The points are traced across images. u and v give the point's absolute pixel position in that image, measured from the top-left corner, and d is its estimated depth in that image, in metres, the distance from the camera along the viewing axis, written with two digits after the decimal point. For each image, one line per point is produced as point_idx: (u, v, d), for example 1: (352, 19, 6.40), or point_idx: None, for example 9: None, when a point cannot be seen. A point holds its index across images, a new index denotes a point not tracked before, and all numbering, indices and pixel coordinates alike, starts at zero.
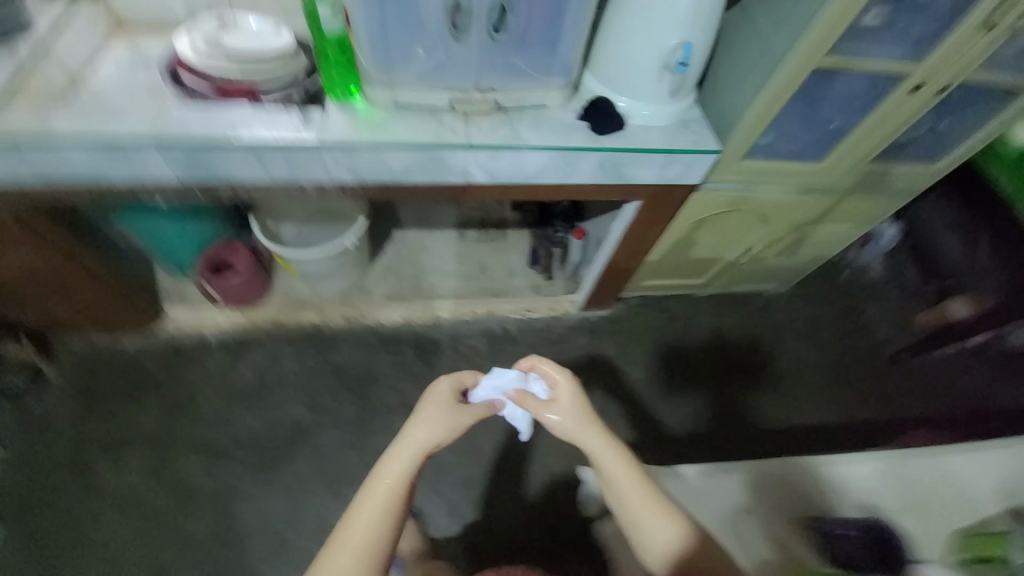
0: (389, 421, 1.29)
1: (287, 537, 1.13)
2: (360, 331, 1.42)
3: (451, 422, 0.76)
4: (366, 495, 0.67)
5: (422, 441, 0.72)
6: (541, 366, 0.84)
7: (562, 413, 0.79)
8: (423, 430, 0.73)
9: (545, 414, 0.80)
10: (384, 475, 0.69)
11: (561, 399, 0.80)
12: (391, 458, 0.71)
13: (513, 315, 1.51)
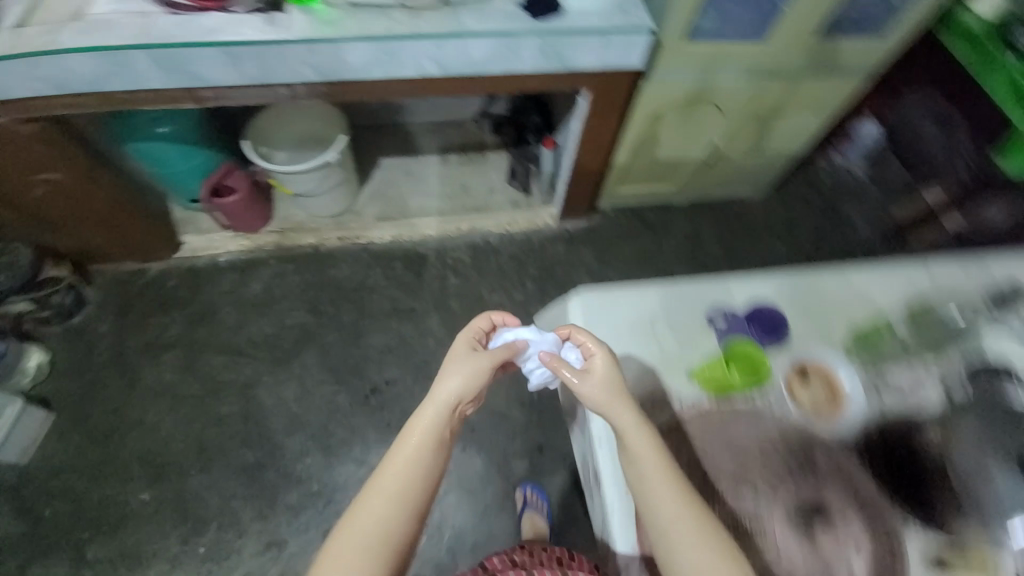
0: (383, 323, 1.44)
1: (300, 416, 1.29)
2: (354, 249, 1.55)
3: (477, 383, 0.71)
4: (391, 458, 0.67)
5: (448, 400, 0.70)
6: (579, 336, 0.71)
7: (595, 403, 0.66)
8: (446, 389, 0.70)
9: (578, 394, 0.68)
10: (410, 440, 0.67)
11: (602, 385, 0.67)
12: (419, 416, 0.69)
13: (495, 228, 1.61)
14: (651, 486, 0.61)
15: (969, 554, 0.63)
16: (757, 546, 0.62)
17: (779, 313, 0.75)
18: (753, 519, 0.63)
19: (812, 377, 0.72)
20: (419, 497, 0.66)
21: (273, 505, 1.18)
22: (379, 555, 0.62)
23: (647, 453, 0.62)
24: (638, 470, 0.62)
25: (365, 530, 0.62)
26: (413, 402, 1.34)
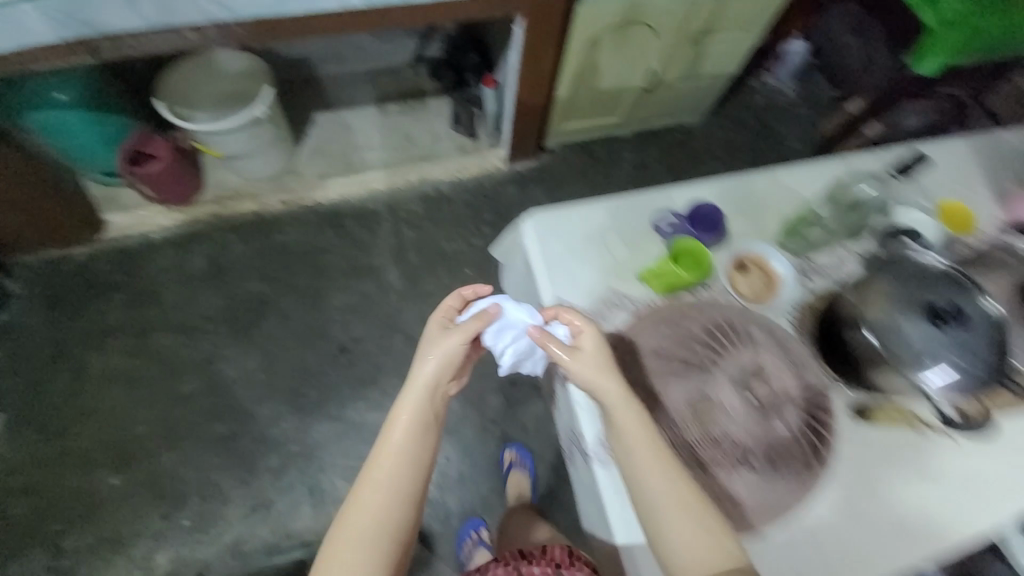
0: (341, 282, 1.41)
1: (268, 384, 1.27)
2: (300, 211, 1.49)
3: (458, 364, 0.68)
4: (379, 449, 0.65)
5: (428, 383, 0.67)
6: (566, 314, 0.68)
7: (584, 380, 0.65)
8: (426, 372, 0.67)
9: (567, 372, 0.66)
10: (397, 429, 0.65)
11: (591, 363, 0.65)
12: (402, 403, 0.66)
13: (445, 177, 1.58)
14: (640, 464, 0.61)
15: (891, 405, 0.71)
16: (713, 420, 0.67)
17: (719, 212, 0.78)
18: (709, 399, 0.68)
19: (750, 270, 0.78)
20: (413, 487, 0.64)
21: (253, 471, 1.19)
22: (378, 550, 0.61)
23: (637, 431, 0.62)
24: (629, 449, 0.61)
25: (362, 526, 0.61)
26: (383, 356, 1.34)
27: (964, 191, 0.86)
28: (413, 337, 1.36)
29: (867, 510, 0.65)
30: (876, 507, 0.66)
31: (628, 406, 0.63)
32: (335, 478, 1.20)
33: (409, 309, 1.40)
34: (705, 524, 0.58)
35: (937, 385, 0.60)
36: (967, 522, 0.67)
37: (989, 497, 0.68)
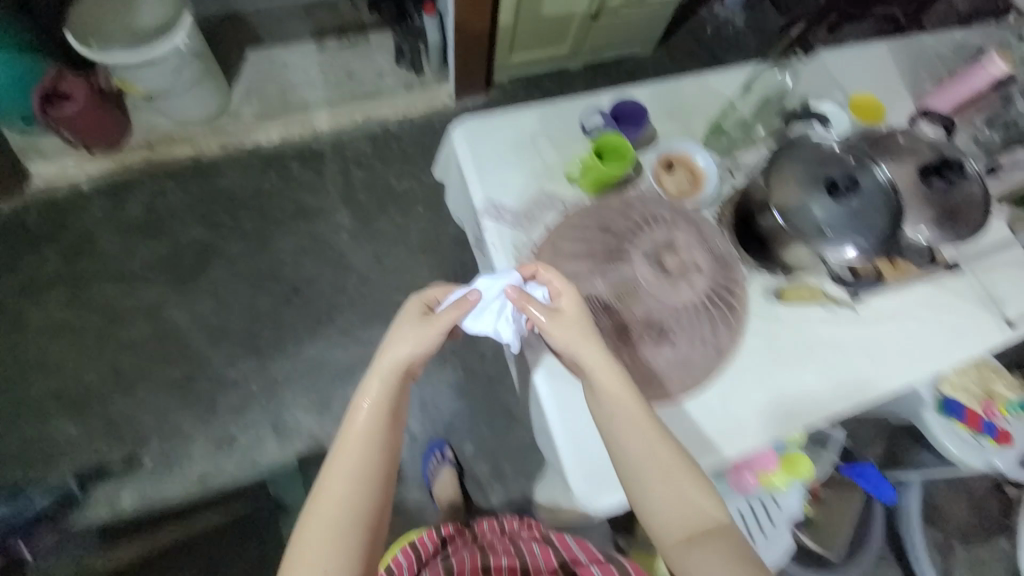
0: (289, 225, 1.39)
1: (222, 326, 1.27)
2: (239, 154, 1.43)
3: (428, 346, 0.66)
4: (347, 437, 0.62)
5: (395, 365, 0.65)
6: (545, 274, 0.66)
7: (564, 344, 0.63)
8: (392, 350, 0.65)
9: (546, 334, 0.64)
10: (361, 412, 0.64)
11: (572, 324, 0.64)
12: (368, 387, 0.65)
13: (392, 115, 1.53)
14: (621, 420, 0.61)
15: (802, 284, 0.76)
16: (638, 300, 0.69)
17: (641, 111, 0.81)
18: (629, 283, 0.69)
19: (676, 168, 0.80)
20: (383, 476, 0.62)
21: (214, 410, 1.20)
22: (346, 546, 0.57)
23: (619, 392, 0.62)
24: (613, 410, 0.61)
25: (331, 516, 0.58)
26: (339, 295, 1.34)
27: (876, 85, 0.90)
28: (369, 275, 1.37)
29: (778, 375, 0.72)
30: (785, 366, 0.72)
31: (608, 367, 0.62)
32: (298, 413, 1.23)
33: (363, 248, 1.39)
34: (689, 483, 0.59)
35: (848, 256, 0.65)
36: (868, 384, 0.73)
37: (892, 362, 0.75)
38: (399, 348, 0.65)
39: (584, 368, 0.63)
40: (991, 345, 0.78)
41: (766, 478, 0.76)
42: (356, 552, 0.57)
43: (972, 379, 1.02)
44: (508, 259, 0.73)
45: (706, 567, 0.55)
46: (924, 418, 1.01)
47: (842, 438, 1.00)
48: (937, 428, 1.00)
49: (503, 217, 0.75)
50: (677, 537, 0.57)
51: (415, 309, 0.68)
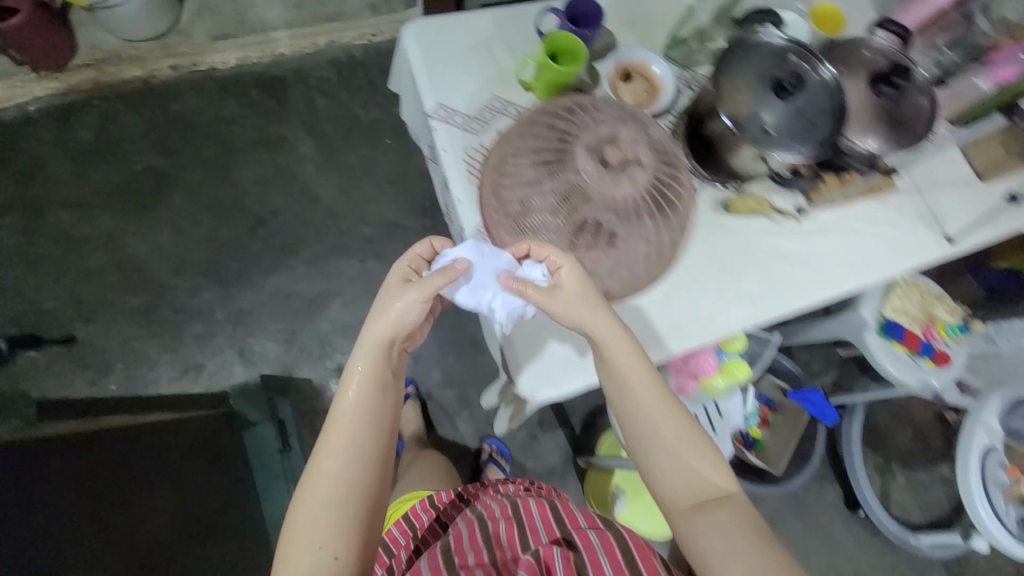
0: (249, 154, 1.34)
1: (182, 256, 1.25)
2: (194, 77, 1.36)
3: (416, 312, 0.64)
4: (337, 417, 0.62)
5: (384, 337, 0.64)
6: (541, 250, 0.63)
7: (570, 318, 0.62)
8: (379, 322, 0.63)
9: (552, 312, 0.62)
10: (350, 388, 0.63)
11: (573, 295, 0.62)
12: (356, 363, 0.64)
13: (357, 41, 1.44)
14: (631, 391, 0.62)
15: (749, 195, 0.77)
16: (584, 204, 0.65)
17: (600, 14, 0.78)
18: (575, 185, 0.65)
19: (633, 79, 0.79)
20: (375, 450, 0.62)
21: (178, 337, 1.21)
22: (341, 521, 0.58)
23: (630, 365, 0.62)
24: (623, 374, 0.62)
25: (326, 494, 0.58)
26: (305, 226, 1.32)
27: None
28: (336, 208, 1.34)
29: (724, 287, 0.74)
30: (729, 277, 0.74)
31: (620, 336, 0.62)
32: (265, 341, 1.24)
33: (330, 179, 1.36)
34: (697, 452, 0.62)
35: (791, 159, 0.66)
36: (806, 292, 0.76)
37: (832, 271, 0.77)
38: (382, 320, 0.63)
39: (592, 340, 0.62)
40: (931, 257, 0.80)
41: (706, 381, 0.80)
42: (356, 529, 0.58)
43: (913, 304, 1.07)
44: (459, 158, 0.72)
45: (712, 537, 0.57)
46: (865, 340, 1.06)
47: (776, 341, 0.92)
48: (878, 350, 1.05)
49: (454, 120, 0.73)
50: (683, 504, 0.60)
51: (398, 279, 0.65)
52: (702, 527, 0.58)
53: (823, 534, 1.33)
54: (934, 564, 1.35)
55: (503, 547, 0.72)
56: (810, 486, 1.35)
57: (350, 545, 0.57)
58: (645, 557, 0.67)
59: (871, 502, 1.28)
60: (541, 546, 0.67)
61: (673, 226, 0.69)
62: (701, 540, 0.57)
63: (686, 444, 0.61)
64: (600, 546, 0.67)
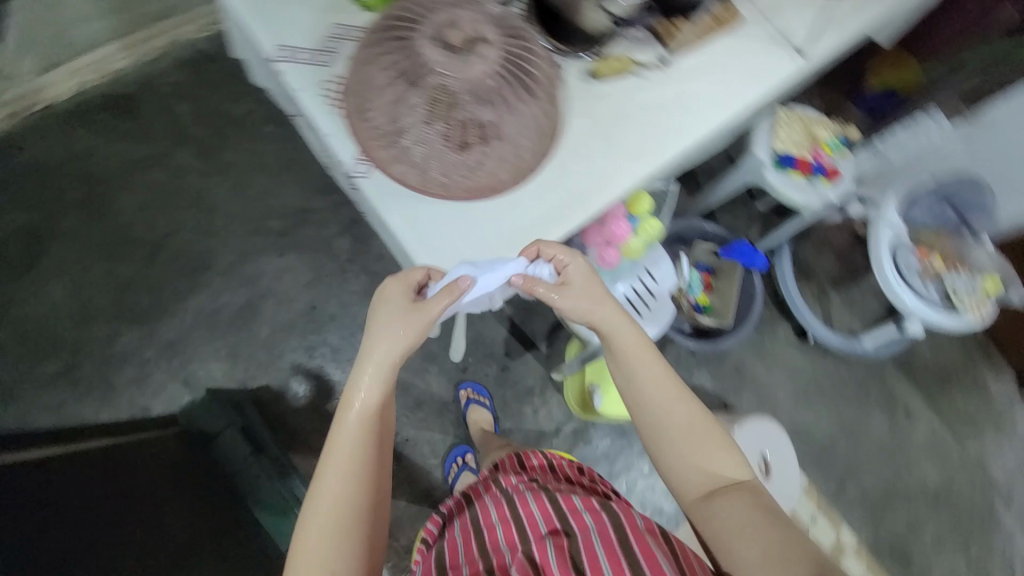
0: (125, 183, 1.26)
1: (87, 306, 1.19)
2: (35, 121, 1.24)
3: (413, 337, 0.64)
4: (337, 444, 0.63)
5: (382, 361, 0.64)
6: (548, 249, 0.69)
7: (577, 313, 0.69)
8: (380, 345, 0.64)
9: (558, 309, 0.69)
10: (352, 414, 0.64)
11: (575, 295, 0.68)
12: (355, 386, 0.64)
13: (199, 33, 1.33)
14: (641, 377, 0.68)
15: (611, 58, 0.79)
16: (456, 104, 0.66)
17: None
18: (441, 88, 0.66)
19: None
20: (370, 476, 0.63)
21: (112, 387, 1.16)
22: (343, 548, 0.60)
23: (639, 354, 0.69)
24: (627, 356, 0.69)
25: (325, 524, 0.60)
26: (210, 240, 1.26)
27: None
28: (236, 212, 1.29)
29: (616, 156, 0.76)
30: (618, 145, 0.77)
31: (625, 329, 0.70)
32: (206, 364, 1.19)
33: (220, 185, 1.29)
34: (708, 442, 0.66)
35: None
36: (687, 135, 0.79)
37: (708, 114, 0.81)
38: (389, 345, 0.63)
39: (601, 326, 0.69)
40: (790, 75, 0.85)
41: (624, 247, 0.87)
42: (357, 558, 0.60)
43: (798, 133, 1.15)
44: (318, 97, 0.70)
45: (727, 520, 0.61)
46: (767, 178, 1.13)
47: (674, 192, 0.98)
48: (778, 183, 1.13)
49: (300, 58, 0.70)
50: (697, 494, 0.65)
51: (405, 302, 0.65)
52: (716, 512, 0.63)
53: (786, 368, 1.45)
54: (885, 362, 1.49)
55: (499, 551, 0.70)
56: (763, 330, 1.46)
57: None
58: (634, 533, 0.68)
59: (816, 325, 1.40)
60: (539, 549, 0.66)
61: (542, 100, 0.70)
62: (716, 526, 0.62)
63: (692, 433, 0.67)
64: (595, 534, 0.67)
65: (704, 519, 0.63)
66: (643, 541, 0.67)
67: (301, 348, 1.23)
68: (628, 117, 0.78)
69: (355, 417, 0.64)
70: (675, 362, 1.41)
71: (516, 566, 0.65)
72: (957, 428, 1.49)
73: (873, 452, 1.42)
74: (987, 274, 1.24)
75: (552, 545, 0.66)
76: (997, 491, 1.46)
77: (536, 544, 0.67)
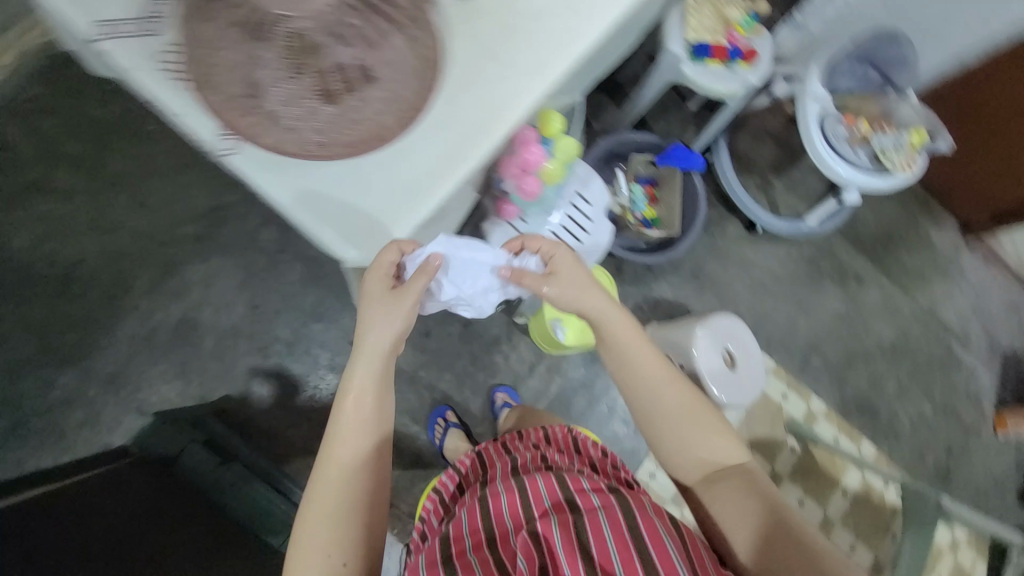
0: (11, 221, 1.14)
1: (12, 359, 1.11)
2: None
3: (396, 327, 0.76)
4: (338, 431, 0.72)
5: (375, 347, 0.75)
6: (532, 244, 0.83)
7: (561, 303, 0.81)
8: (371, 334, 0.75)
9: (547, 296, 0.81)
10: (354, 394, 0.74)
11: (559, 287, 0.81)
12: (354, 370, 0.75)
13: (39, 33, 1.16)
14: (638, 365, 0.78)
15: None
16: (316, 51, 0.58)
17: None
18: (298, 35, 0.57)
19: None
20: (372, 456, 0.73)
21: (66, 434, 1.11)
22: (347, 522, 0.68)
23: (632, 340, 0.79)
24: (623, 348, 0.79)
25: (331, 501, 0.69)
26: (124, 261, 1.17)
27: None
28: (144, 226, 1.19)
29: (510, 79, 0.70)
30: (509, 64, 0.70)
31: (615, 318, 0.80)
32: (158, 388, 1.14)
33: (117, 200, 1.19)
34: (707, 432, 0.75)
35: None
36: (584, 37, 0.70)
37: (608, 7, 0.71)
38: (377, 336, 0.75)
39: (587, 314, 0.80)
40: None
41: (543, 173, 0.83)
42: (357, 536, 0.68)
43: (709, 17, 1.10)
44: (159, 76, 0.61)
45: (720, 500, 0.71)
46: (685, 72, 1.08)
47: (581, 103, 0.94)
48: (696, 76, 1.08)
49: (125, 32, 0.60)
50: (696, 477, 0.74)
51: (385, 288, 0.75)
52: (712, 492, 0.72)
53: (740, 261, 1.48)
54: (830, 235, 1.54)
55: (504, 528, 0.70)
56: (713, 230, 1.47)
57: (354, 552, 0.67)
58: (642, 518, 0.68)
59: (762, 215, 1.41)
60: (545, 529, 0.66)
61: (406, 24, 0.61)
62: (712, 505, 0.71)
63: (687, 418, 0.76)
64: (607, 529, 0.66)
65: (699, 500, 0.73)
66: (653, 530, 0.67)
67: (253, 350, 1.18)
68: (517, 31, 0.70)
69: (355, 399, 0.74)
70: (633, 279, 1.42)
71: (520, 547, 0.65)
72: (907, 283, 1.55)
73: (830, 322, 1.49)
74: (916, 126, 1.21)
75: (558, 523, 0.66)
76: (951, 333, 1.55)
77: (542, 524, 0.67)
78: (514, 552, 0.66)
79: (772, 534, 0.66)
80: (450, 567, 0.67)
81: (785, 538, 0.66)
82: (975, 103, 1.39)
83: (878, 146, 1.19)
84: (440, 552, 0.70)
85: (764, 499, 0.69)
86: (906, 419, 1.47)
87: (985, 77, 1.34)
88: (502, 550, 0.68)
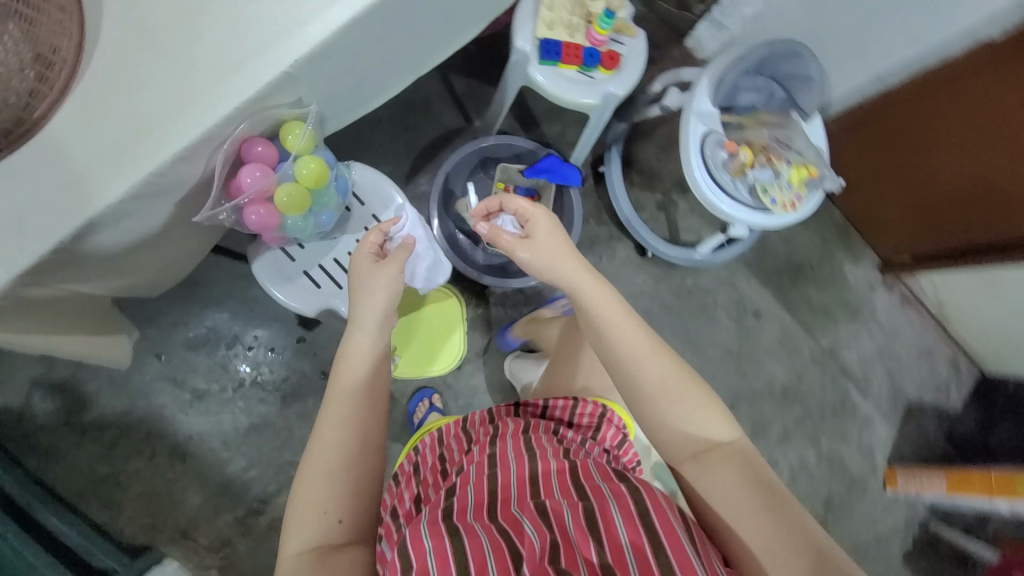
0: None
1: None
2: None
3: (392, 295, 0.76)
4: (338, 386, 0.68)
5: (376, 313, 0.73)
6: (511, 203, 0.82)
7: (534, 263, 0.79)
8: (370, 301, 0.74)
9: (518, 258, 0.80)
10: (353, 351, 0.71)
11: (536, 249, 0.79)
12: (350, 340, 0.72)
13: None
14: (612, 332, 0.72)
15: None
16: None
17: None
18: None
19: None
20: (363, 424, 0.66)
21: None
22: (340, 483, 0.62)
23: (605, 303, 0.74)
24: (601, 317, 0.73)
25: (324, 461, 0.62)
26: None
27: None
28: None
29: (168, 89, 0.54)
30: (165, 68, 0.54)
31: (589, 281, 0.76)
32: None
33: None
34: (696, 408, 0.68)
35: None
36: (275, 55, 0.56)
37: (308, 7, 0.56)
38: (372, 304, 0.74)
39: (559, 277, 0.78)
40: None
41: (277, 201, 0.69)
42: (348, 494, 0.62)
43: (567, 11, 0.93)
44: None
45: (715, 484, 0.64)
46: (533, 79, 0.91)
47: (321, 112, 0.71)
48: (546, 82, 0.91)
49: None
50: (684, 454, 0.67)
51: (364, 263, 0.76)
52: (702, 475, 0.65)
53: (624, 287, 1.34)
54: (731, 264, 1.40)
55: (506, 494, 0.63)
56: (599, 252, 1.33)
57: (348, 512, 0.62)
58: (656, 510, 0.59)
59: (650, 239, 1.27)
60: (555, 505, 0.59)
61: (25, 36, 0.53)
62: (704, 488, 0.64)
63: (674, 390, 0.68)
64: (616, 514, 0.58)
65: (690, 479, 0.66)
66: (668, 523, 0.57)
67: (36, 359, 1.05)
68: (179, 31, 0.55)
69: (354, 350, 0.71)
70: (500, 301, 1.25)
71: (527, 514, 0.59)
72: (808, 321, 1.43)
73: (716, 358, 1.38)
74: (806, 162, 1.05)
75: (573, 504, 0.59)
76: (848, 378, 1.43)
77: (552, 500, 0.60)
78: (518, 519, 0.59)
79: (780, 529, 0.59)
80: (449, 523, 0.58)
81: (797, 550, 0.58)
82: (895, 132, 1.20)
83: (758, 180, 1.04)
84: (441, 510, 0.61)
85: (770, 486, 0.62)
86: (784, 467, 1.39)
87: (896, 111, 1.17)
88: (503, 517, 0.59)
